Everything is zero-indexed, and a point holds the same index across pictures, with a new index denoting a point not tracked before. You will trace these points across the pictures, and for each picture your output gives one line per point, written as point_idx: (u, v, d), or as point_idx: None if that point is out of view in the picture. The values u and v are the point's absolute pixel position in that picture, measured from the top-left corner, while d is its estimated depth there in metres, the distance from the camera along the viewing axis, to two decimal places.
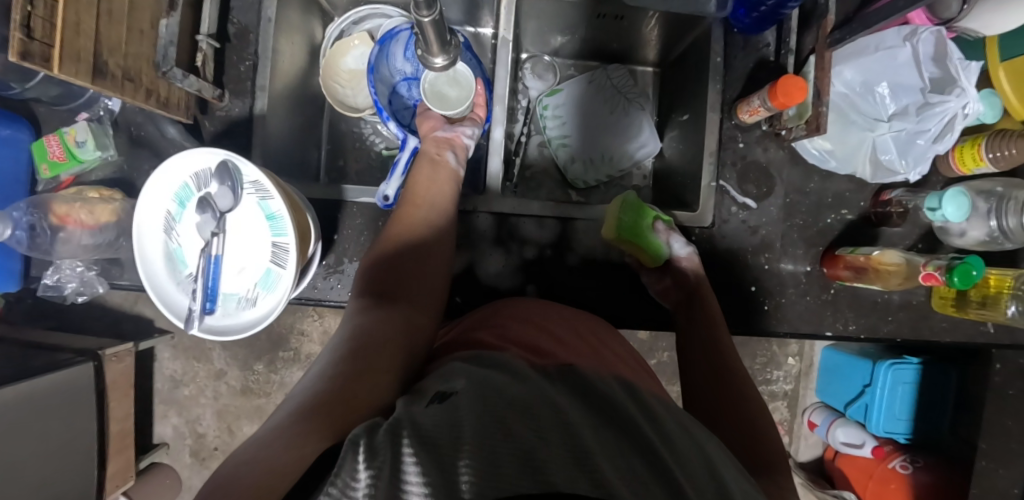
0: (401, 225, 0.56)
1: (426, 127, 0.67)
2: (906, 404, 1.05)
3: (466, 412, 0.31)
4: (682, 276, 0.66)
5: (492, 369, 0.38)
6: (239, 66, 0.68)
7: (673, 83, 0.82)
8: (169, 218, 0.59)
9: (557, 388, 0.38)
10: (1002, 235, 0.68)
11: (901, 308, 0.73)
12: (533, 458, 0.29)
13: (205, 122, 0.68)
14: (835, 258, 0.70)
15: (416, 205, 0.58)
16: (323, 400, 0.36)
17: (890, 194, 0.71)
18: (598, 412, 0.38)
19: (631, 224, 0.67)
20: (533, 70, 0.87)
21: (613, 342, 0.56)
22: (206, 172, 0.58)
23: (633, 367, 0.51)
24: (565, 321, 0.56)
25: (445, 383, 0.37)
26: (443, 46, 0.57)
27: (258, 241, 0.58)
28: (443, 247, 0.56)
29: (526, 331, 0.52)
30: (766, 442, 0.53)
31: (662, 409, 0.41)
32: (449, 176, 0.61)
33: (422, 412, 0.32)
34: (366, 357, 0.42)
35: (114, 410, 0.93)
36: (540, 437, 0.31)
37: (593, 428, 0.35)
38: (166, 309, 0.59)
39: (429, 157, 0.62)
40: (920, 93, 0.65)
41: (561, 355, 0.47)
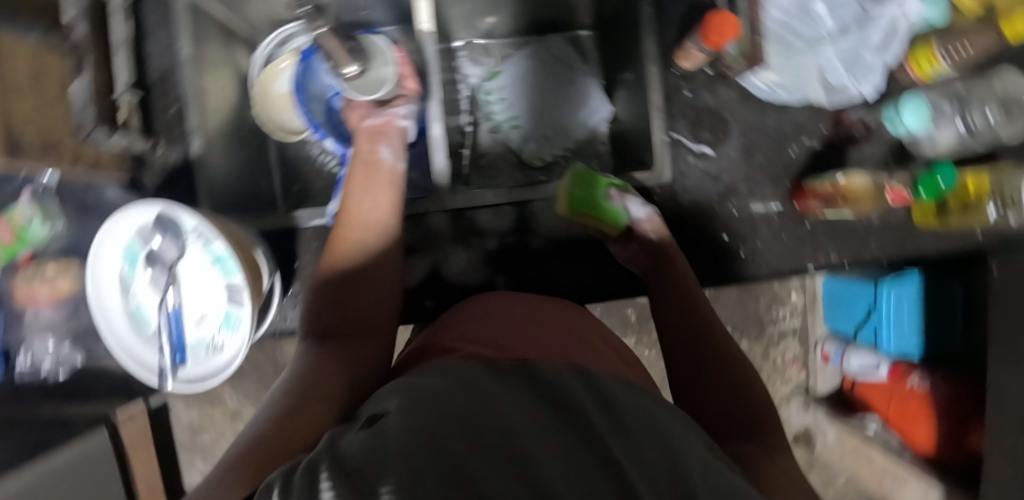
0: (340, 249, 0.56)
1: (355, 117, 0.67)
2: (914, 320, 1.03)
3: (391, 434, 0.32)
4: (648, 241, 0.64)
5: (429, 384, 0.38)
6: (166, 112, 0.67)
7: (612, 41, 0.80)
8: (123, 279, 0.59)
9: (502, 390, 0.38)
10: (970, 135, 0.67)
11: (884, 229, 0.70)
12: (458, 470, 0.29)
13: (144, 175, 0.67)
14: (802, 190, 0.68)
15: (351, 225, 0.57)
16: (262, 446, 0.38)
17: (852, 116, 0.69)
18: (545, 404, 0.38)
19: (586, 193, 0.64)
20: (470, 56, 0.85)
21: (575, 327, 0.56)
22: (146, 227, 0.57)
23: (594, 353, 0.51)
24: (527, 311, 0.56)
25: (380, 406, 0.38)
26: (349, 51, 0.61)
27: (214, 285, 0.57)
28: (389, 263, 0.56)
29: (483, 332, 0.52)
30: (743, 405, 0.53)
31: (618, 392, 0.41)
32: (383, 186, 0.60)
33: (348, 443, 0.33)
34: (309, 397, 0.43)
35: (135, 467, 0.95)
36: (468, 446, 0.31)
37: (538, 425, 0.35)
38: (139, 369, 0.59)
39: (363, 169, 0.61)
40: (856, 6, 0.66)
41: (516, 354, 0.47)
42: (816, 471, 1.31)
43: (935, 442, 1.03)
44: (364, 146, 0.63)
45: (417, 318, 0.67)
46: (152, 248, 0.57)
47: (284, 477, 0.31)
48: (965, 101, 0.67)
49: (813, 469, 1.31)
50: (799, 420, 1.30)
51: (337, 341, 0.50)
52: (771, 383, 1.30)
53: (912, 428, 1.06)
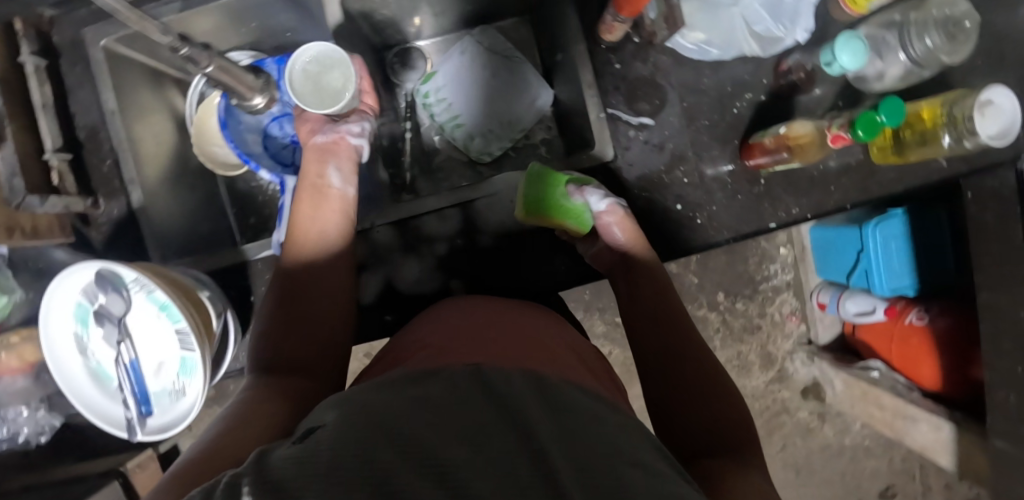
0: (290, 274, 0.58)
1: (307, 130, 0.66)
2: (903, 258, 1.00)
3: (322, 445, 0.31)
4: (612, 238, 0.63)
5: (369, 393, 0.38)
6: (102, 167, 0.68)
7: (542, 24, 0.78)
8: (80, 338, 0.59)
9: (440, 394, 0.38)
10: (915, 66, 0.63)
11: (841, 174, 0.68)
12: (381, 483, 0.28)
13: (91, 232, 0.68)
14: (750, 146, 0.65)
15: (301, 246, 0.59)
16: (191, 470, 0.38)
17: (789, 62, 0.66)
18: (486, 406, 0.37)
19: (546, 201, 0.62)
20: (401, 61, 0.82)
21: (530, 327, 0.55)
22: (89, 286, 0.57)
23: (553, 355, 0.50)
24: (486, 319, 0.55)
25: (317, 419, 0.36)
26: (249, 84, 0.62)
27: (166, 332, 0.57)
28: (338, 289, 0.58)
29: (437, 338, 0.51)
30: (717, 404, 0.52)
31: (571, 400, 0.40)
32: (333, 214, 0.61)
33: (279, 454, 0.31)
34: (249, 425, 0.44)
35: None
36: (399, 459, 0.30)
37: (475, 431, 0.34)
38: (107, 425, 0.59)
39: (312, 192, 0.62)
40: None
41: (468, 354, 0.47)
42: (831, 422, 1.29)
43: (939, 378, 1.02)
44: (313, 168, 0.63)
45: (380, 335, 0.67)
46: (99, 305, 0.57)
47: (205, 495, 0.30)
48: (906, 31, 0.62)
49: (827, 421, 1.29)
50: (806, 373, 1.28)
51: (287, 375, 0.52)
52: (772, 340, 1.27)
53: (915, 368, 1.05)
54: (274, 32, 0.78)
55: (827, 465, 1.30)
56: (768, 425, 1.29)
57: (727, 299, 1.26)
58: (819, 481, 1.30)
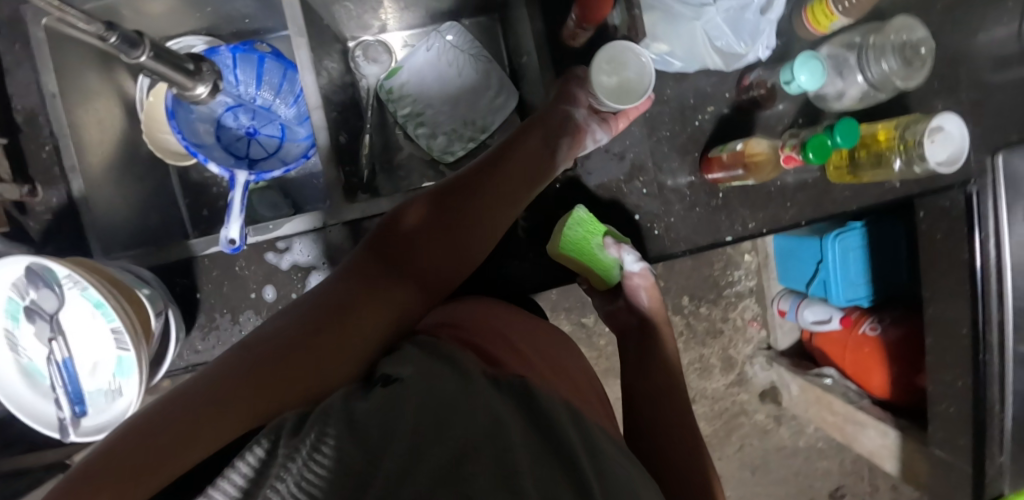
0: (461, 204, 0.55)
1: (568, 94, 0.63)
2: (859, 268, 1.02)
3: (403, 408, 0.34)
4: (636, 300, 0.67)
5: (453, 375, 0.39)
6: (41, 154, 0.65)
7: (510, 24, 0.77)
8: (9, 333, 0.57)
9: (507, 404, 0.37)
10: (873, 89, 0.64)
11: (799, 189, 0.69)
12: (454, 465, 0.30)
13: (27, 222, 0.65)
14: (709, 160, 0.66)
15: (485, 189, 0.57)
16: (272, 362, 0.39)
17: (751, 78, 0.67)
18: (549, 427, 0.36)
19: (582, 247, 0.64)
20: (365, 55, 0.80)
21: (571, 362, 0.54)
22: (20, 281, 0.54)
23: (581, 388, 0.50)
24: (529, 328, 0.55)
25: (394, 368, 0.40)
26: (192, 77, 0.61)
27: (100, 331, 0.55)
28: (480, 238, 0.56)
29: (496, 330, 0.51)
30: (698, 464, 0.52)
31: (606, 441, 0.40)
32: (519, 178, 0.59)
33: (359, 402, 0.34)
34: (336, 337, 0.42)
35: None
36: (469, 444, 0.32)
37: (533, 455, 0.33)
38: (36, 423, 0.57)
39: (521, 153, 0.60)
40: None
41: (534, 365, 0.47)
42: (786, 424, 1.32)
43: (888, 387, 1.05)
44: (531, 141, 0.61)
45: None
46: (30, 300, 0.55)
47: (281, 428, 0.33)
48: (865, 54, 0.63)
49: (783, 423, 1.32)
50: (765, 377, 1.30)
51: (380, 276, 0.48)
52: (733, 344, 1.29)
53: (866, 376, 1.08)
54: (231, 18, 0.75)
55: (782, 466, 1.33)
56: (726, 427, 1.31)
57: (692, 302, 1.28)
58: (773, 481, 1.33)
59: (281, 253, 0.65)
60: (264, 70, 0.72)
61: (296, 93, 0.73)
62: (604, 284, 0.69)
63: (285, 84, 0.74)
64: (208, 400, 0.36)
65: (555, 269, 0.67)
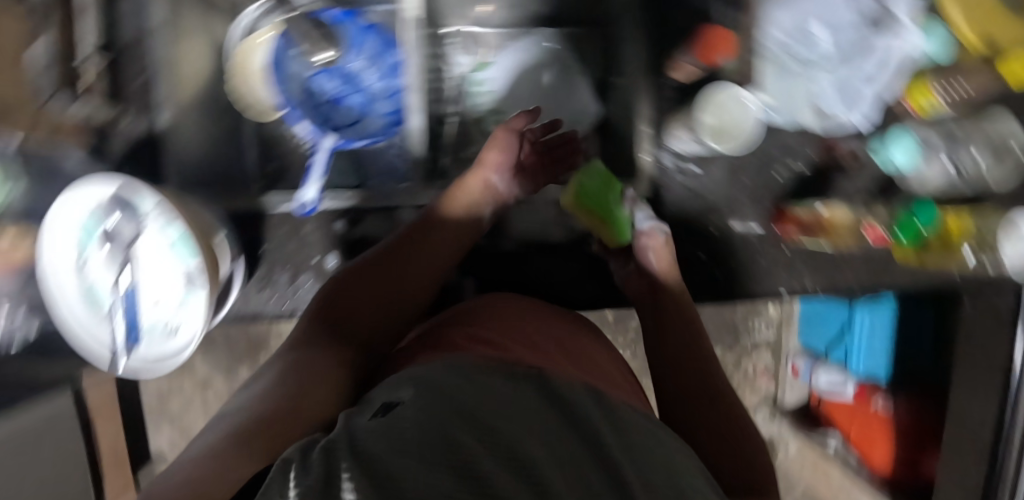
0: (402, 259, 0.58)
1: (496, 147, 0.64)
2: (884, 343, 1.04)
3: (408, 420, 0.33)
4: (645, 263, 0.65)
5: (447, 371, 0.39)
6: (133, 80, 0.66)
7: (609, 41, 0.76)
8: (78, 253, 0.57)
9: (514, 391, 0.38)
10: (959, 176, 0.66)
11: (861, 260, 0.69)
12: (468, 465, 0.30)
13: (109, 143, 0.66)
14: (783, 214, 0.67)
15: (425, 242, 0.60)
16: (264, 424, 0.38)
17: (840, 145, 0.67)
18: (563, 410, 0.38)
19: (591, 190, 0.65)
20: (461, 44, 0.79)
21: (598, 355, 0.55)
22: (104, 204, 0.55)
23: (612, 376, 0.52)
24: (541, 322, 0.56)
25: (392, 393, 0.38)
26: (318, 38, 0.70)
27: (168, 270, 0.55)
28: (427, 287, 0.60)
29: (502, 325, 0.52)
30: (749, 450, 0.52)
31: (631, 414, 0.41)
32: (457, 225, 0.62)
33: (363, 427, 0.33)
34: (312, 392, 0.43)
35: (102, 435, 0.84)
36: (483, 442, 0.32)
37: (549, 440, 0.35)
38: (88, 346, 0.58)
39: (462, 199, 0.62)
40: (857, 30, 0.65)
41: (534, 342, 0.50)
42: None
43: (890, 463, 1.07)
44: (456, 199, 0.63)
45: None
46: (111, 224, 0.55)
47: (301, 458, 0.30)
48: (956, 142, 0.65)
49: None
50: (764, 430, 1.28)
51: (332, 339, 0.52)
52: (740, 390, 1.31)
53: (870, 447, 1.10)
54: None
55: None
56: None
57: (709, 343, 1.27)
58: None
59: (350, 223, 0.67)
60: (364, 42, 0.73)
61: (387, 71, 0.73)
62: (614, 242, 0.66)
63: (383, 57, 0.73)
64: (210, 468, 0.32)
65: (610, 289, 0.69)
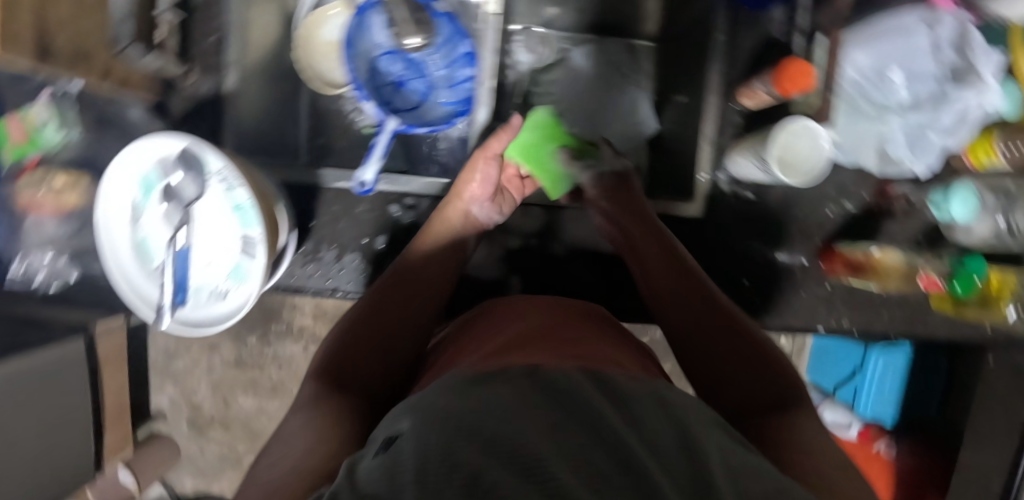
0: (390, 290, 0.57)
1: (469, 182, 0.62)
2: (894, 386, 1.02)
3: (407, 449, 0.25)
4: (609, 213, 0.63)
5: (439, 394, 0.32)
6: (206, 41, 0.65)
7: (675, 58, 0.75)
8: (135, 207, 0.56)
9: (513, 398, 0.30)
10: (1009, 234, 0.67)
11: (899, 305, 0.69)
12: (475, 475, 0.23)
13: (173, 100, 0.65)
14: (833, 253, 0.67)
15: (410, 272, 0.59)
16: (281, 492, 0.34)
17: (896, 190, 0.68)
18: (577, 406, 0.30)
19: (528, 149, 0.64)
20: (525, 42, 0.79)
21: (610, 347, 0.47)
22: (168, 159, 0.54)
23: (616, 359, 0.44)
24: (542, 324, 0.49)
25: (393, 427, 0.30)
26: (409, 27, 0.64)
27: (227, 232, 0.55)
28: (427, 315, 0.57)
29: (500, 334, 0.48)
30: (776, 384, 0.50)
31: (634, 388, 0.35)
32: (440, 256, 0.60)
33: (362, 471, 0.26)
34: (323, 447, 0.39)
35: (109, 382, 0.76)
36: (487, 446, 0.25)
37: (568, 439, 0.27)
38: (136, 301, 0.57)
39: (440, 232, 0.61)
40: (937, 81, 0.59)
41: (535, 344, 0.44)
42: None
43: None
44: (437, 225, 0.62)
45: None
46: (172, 182, 0.55)
47: None
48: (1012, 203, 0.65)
49: None
50: None
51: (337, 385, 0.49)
52: None
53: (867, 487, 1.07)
54: None
55: None
56: None
57: None
58: None
59: (405, 208, 0.67)
60: None
61: (452, 60, 0.70)
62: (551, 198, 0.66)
63: None
64: None
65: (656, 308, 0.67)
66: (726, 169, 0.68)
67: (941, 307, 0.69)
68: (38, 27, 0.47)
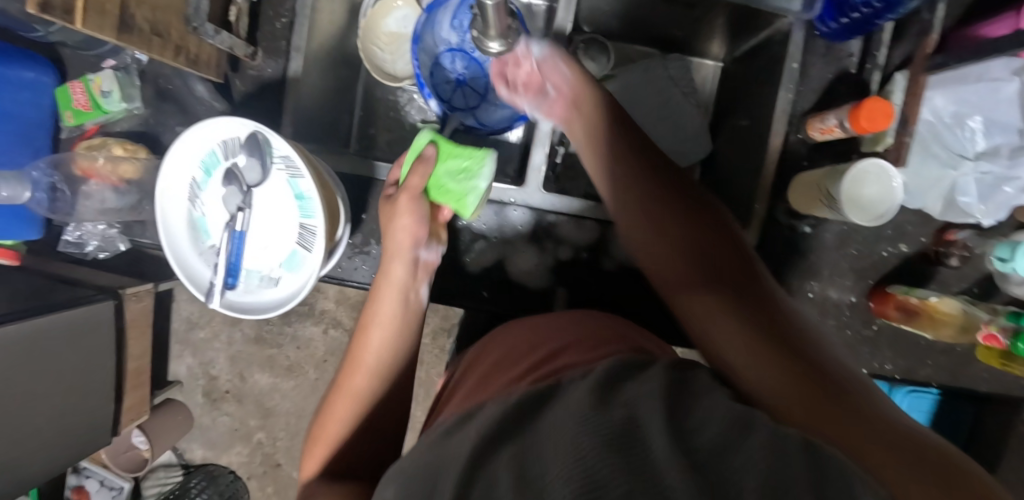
0: (354, 367, 0.55)
1: (405, 238, 0.56)
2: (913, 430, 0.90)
3: None
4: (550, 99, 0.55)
5: (424, 452, 0.36)
6: (274, 23, 0.64)
7: (739, 81, 0.74)
8: (194, 185, 0.56)
9: (490, 428, 0.34)
10: None
11: (943, 352, 0.68)
12: None
13: (236, 80, 0.65)
14: (886, 295, 0.65)
15: (369, 344, 0.55)
16: None
17: (957, 235, 0.64)
18: (549, 418, 0.33)
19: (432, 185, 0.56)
20: (587, 50, 0.74)
21: (600, 344, 0.48)
22: (234, 141, 0.54)
23: (593, 354, 0.45)
24: (527, 352, 0.51)
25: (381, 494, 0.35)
26: (502, 28, 0.48)
27: (286, 220, 0.56)
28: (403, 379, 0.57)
29: (483, 381, 0.49)
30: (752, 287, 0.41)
31: (584, 384, 0.35)
32: (397, 326, 0.56)
33: None
34: None
35: (132, 347, 0.77)
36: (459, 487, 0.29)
37: (538, 451, 0.29)
38: (185, 280, 0.57)
39: (389, 295, 0.56)
40: (1017, 133, 0.60)
41: (518, 374, 0.46)
42: None
43: None
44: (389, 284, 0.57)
45: (468, 305, 0.66)
46: (235, 164, 0.54)
47: None
48: None
49: None
50: None
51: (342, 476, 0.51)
52: None
53: None
54: None
55: None
56: None
57: None
58: None
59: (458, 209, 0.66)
60: None
61: None
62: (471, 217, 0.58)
63: None
64: None
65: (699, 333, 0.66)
66: (786, 198, 0.67)
67: (987, 358, 0.66)
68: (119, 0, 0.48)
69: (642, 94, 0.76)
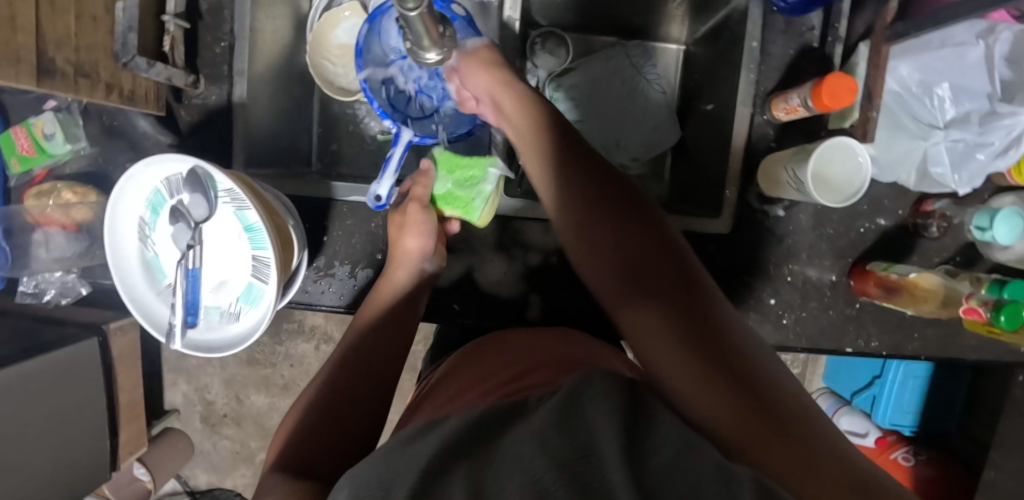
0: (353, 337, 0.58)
1: (408, 243, 0.59)
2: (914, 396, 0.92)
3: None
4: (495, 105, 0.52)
5: (375, 455, 0.32)
6: (214, 48, 0.63)
7: (700, 63, 0.72)
8: (143, 225, 0.55)
9: (454, 440, 0.32)
10: None
11: (929, 324, 0.66)
12: None
13: (180, 111, 0.63)
14: (865, 273, 0.63)
15: (371, 317, 0.58)
16: None
17: (933, 205, 0.63)
18: (509, 434, 0.32)
19: (437, 194, 0.62)
20: (544, 45, 0.72)
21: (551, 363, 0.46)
22: (177, 178, 0.52)
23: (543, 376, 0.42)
24: (487, 372, 0.50)
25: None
26: (436, 39, 0.47)
27: (238, 254, 0.55)
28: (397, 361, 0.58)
29: (454, 391, 0.48)
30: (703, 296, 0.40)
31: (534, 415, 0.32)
32: (397, 310, 0.59)
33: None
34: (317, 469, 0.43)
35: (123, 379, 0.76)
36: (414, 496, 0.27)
37: (495, 471, 0.28)
38: (144, 322, 0.55)
39: (388, 294, 0.59)
40: (987, 99, 0.58)
41: (485, 390, 0.44)
42: None
43: None
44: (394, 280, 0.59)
45: (439, 319, 0.64)
46: (180, 201, 0.53)
47: None
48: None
49: None
50: None
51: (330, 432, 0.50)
52: None
53: None
54: None
55: None
56: None
57: None
58: None
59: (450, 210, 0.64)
60: None
61: None
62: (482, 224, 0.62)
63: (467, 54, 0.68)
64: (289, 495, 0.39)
65: None
66: (757, 182, 0.65)
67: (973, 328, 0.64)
68: (33, 46, 0.47)
69: (604, 84, 0.73)
